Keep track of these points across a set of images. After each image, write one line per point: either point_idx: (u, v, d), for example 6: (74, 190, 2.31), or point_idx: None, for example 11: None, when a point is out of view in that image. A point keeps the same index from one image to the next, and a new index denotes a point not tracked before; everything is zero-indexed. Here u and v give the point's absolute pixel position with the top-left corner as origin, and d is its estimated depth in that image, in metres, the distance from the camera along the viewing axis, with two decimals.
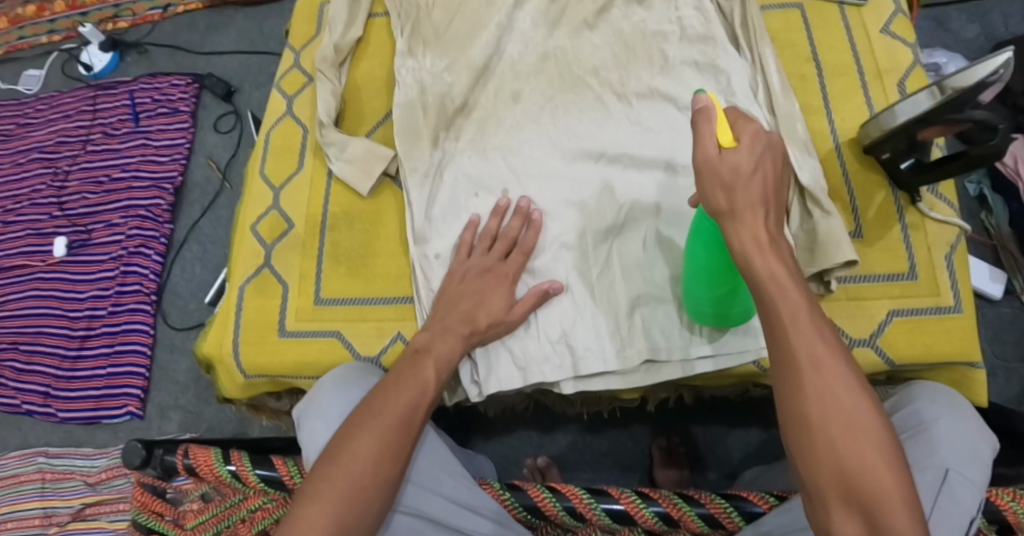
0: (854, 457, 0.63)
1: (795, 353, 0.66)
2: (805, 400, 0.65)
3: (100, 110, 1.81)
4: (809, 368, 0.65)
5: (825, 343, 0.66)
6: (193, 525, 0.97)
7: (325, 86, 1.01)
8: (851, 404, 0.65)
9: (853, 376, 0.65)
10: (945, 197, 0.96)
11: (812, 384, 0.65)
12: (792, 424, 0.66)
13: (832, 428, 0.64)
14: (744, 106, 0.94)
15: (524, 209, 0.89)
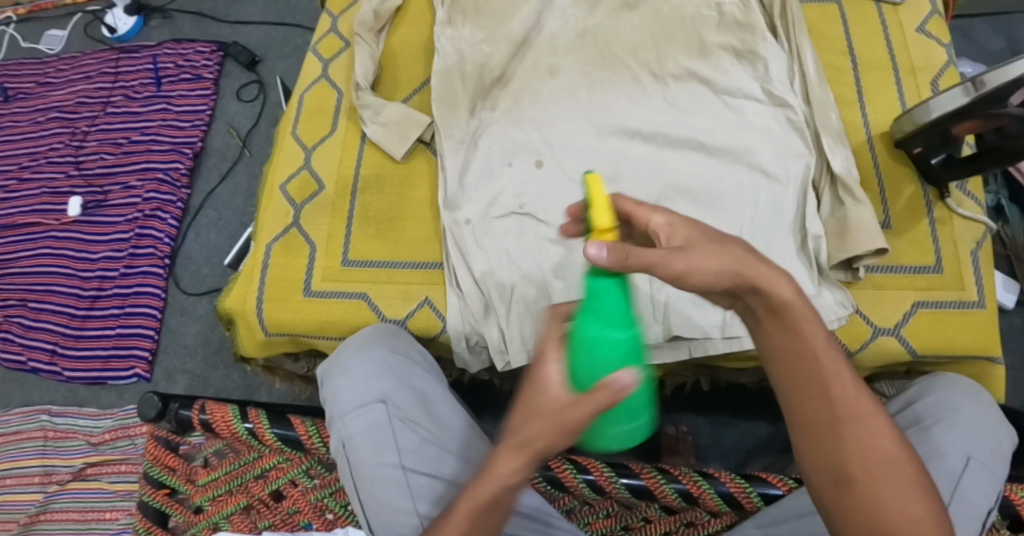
0: (891, 513, 0.59)
1: (833, 405, 0.62)
2: (848, 452, 0.62)
3: (122, 73, 1.81)
4: (846, 421, 0.62)
5: (855, 394, 0.62)
6: (204, 481, 0.97)
7: (363, 50, 1.01)
8: (891, 453, 0.61)
9: (894, 429, 0.62)
10: (974, 195, 0.96)
11: (849, 436, 0.62)
12: (831, 483, 0.62)
13: (880, 483, 0.60)
14: (781, 94, 0.94)
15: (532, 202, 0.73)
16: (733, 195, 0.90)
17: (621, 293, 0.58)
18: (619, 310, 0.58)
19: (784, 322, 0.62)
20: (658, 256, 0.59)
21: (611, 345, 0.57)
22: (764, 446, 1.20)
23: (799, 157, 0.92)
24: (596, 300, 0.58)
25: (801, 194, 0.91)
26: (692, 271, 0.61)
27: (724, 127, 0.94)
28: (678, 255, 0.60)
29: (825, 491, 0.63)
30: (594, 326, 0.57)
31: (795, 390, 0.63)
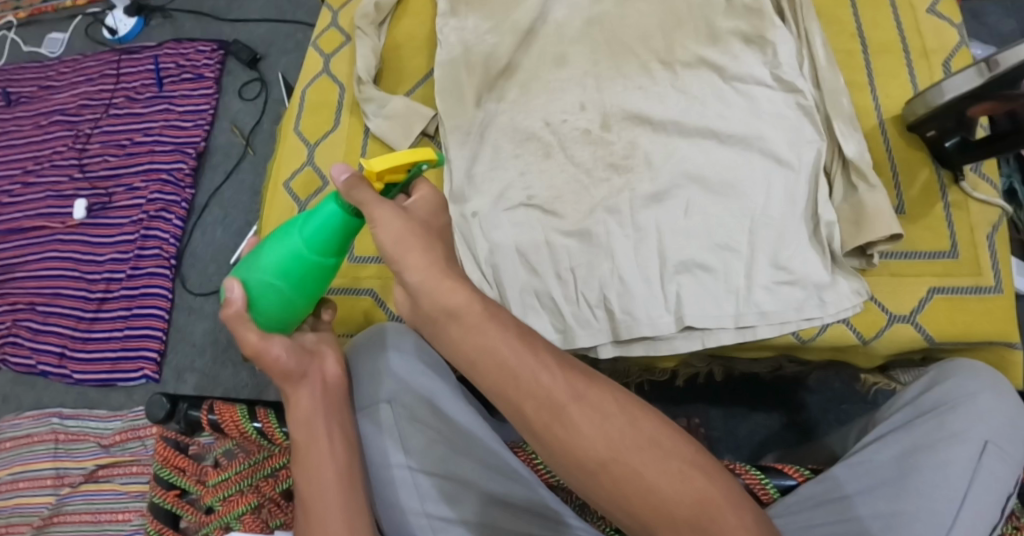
0: (648, 473, 0.60)
1: (537, 394, 0.64)
2: (584, 442, 0.61)
3: (124, 74, 1.80)
4: (546, 403, 0.63)
5: (546, 369, 0.65)
6: (215, 482, 0.96)
7: (364, 43, 1.00)
8: (625, 427, 0.62)
9: (616, 404, 0.63)
10: (989, 177, 0.94)
11: (569, 412, 0.63)
12: (589, 475, 0.61)
13: (629, 456, 0.60)
14: (792, 80, 0.92)
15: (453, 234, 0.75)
16: (746, 183, 0.88)
17: (332, 223, 0.73)
18: (331, 239, 0.74)
19: (464, 323, 0.67)
20: (369, 198, 0.69)
21: (300, 255, 0.74)
22: (776, 435, 1.20)
23: (811, 143, 0.90)
24: (315, 219, 0.73)
25: (814, 180, 0.89)
26: (380, 223, 0.69)
27: (735, 114, 0.92)
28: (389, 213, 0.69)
29: (578, 477, 0.62)
30: (301, 240, 0.74)
31: (505, 389, 0.65)
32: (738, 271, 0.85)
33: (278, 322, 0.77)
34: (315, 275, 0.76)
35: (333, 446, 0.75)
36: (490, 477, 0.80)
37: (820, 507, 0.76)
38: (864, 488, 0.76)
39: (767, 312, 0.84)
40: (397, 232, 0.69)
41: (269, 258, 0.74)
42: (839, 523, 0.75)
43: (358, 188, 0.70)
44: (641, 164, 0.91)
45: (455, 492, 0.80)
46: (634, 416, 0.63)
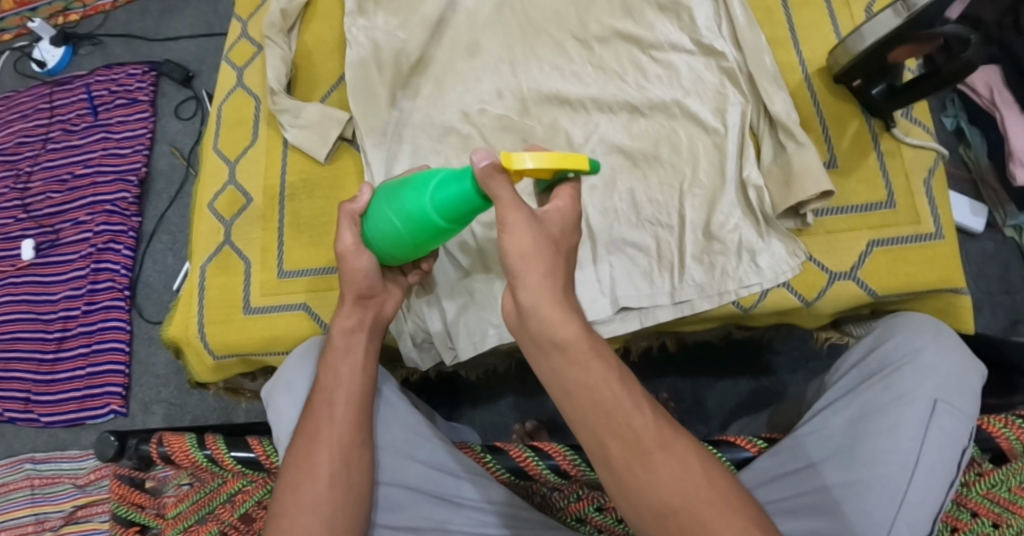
0: (718, 528, 0.58)
1: (620, 420, 0.60)
2: (656, 487, 0.59)
3: (57, 107, 1.75)
4: (632, 437, 0.60)
5: (636, 409, 0.61)
6: (173, 513, 0.93)
7: (274, 53, 0.97)
8: (697, 475, 0.60)
9: (689, 450, 0.61)
10: (921, 122, 0.93)
11: (647, 448, 0.59)
12: (653, 520, 0.59)
13: (696, 505, 0.59)
14: (710, 42, 0.90)
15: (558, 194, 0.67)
16: (668, 152, 0.87)
17: (462, 197, 0.66)
18: (457, 213, 0.68)
19: (570, 356, 0.61)
20: (503, 199, 0.63)
21: (427, 215, 0.70)
22: (745, 401, 1.20)
23: (735, 105, 0.88)
24: (450, 186, 0.67)
25: (739, 143, 0.87)
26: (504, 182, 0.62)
27: (654, 85, 0.90)
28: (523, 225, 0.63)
29: (640, 518, 0.60)
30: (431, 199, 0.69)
31: (587, 414, 0.61)
32: (670, 246, 0.85)
33: (387, 254, 0.77)
34: (434, 233, 0.72)
35: (360, 386, 0.76)
36: (444, 480, 0.79)
37: (777, 481, 0.77)
38: (817, 459, 0.76)
39: (702, 284, 0.84)
40: (526, 246, 0.62)
41: (401, 200, 0.71)
42: (791, 499, 0.75)
43: (496, 180, 0.63)
44: (564, 149, 0.90)
45: (403, 501, 0.78)
46: (712, 471, 0.60)
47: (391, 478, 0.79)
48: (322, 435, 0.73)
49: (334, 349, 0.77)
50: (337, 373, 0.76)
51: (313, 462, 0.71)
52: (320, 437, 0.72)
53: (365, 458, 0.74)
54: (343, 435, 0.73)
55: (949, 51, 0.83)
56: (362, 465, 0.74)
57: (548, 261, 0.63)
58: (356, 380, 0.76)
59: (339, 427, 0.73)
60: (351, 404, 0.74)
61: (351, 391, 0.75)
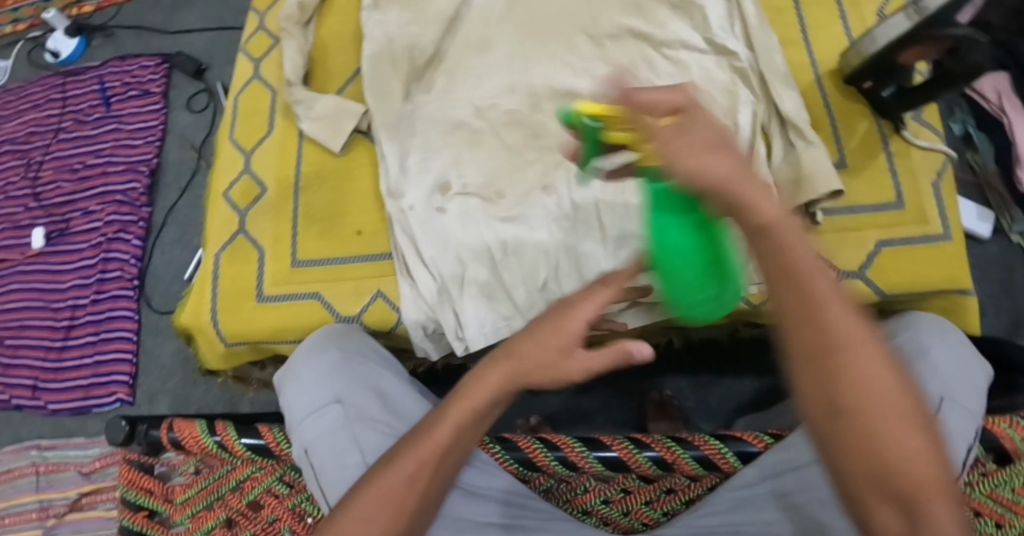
0: (895, 442, 0.48)
1: (829, 326, 0.48)
2: (839, 382, 0.48)
3: (70, 98, 1.76)
4: (839, 347, 0.48)
5: (833, 294, 0.49)
6: (182, 499, 0.95)
7: (290, 44, 0.98)
8: (889, 384, 0.48)
9: (887, 351, 0.49)
10: (930, 123, 0.94)
11: (852, 367, 0.48)
12: (821, 415, 0.49)
13: (879, 415, 0.48)
14: (722, 41, 0.91)
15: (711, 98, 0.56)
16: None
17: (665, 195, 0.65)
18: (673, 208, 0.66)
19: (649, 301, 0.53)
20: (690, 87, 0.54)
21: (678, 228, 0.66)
22: (750, 401, 1.21)
23: (746, 104, 0.89)
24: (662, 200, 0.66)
25: (749, 141, 0.88)
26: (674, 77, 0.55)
27: (665, 82, 0.91)
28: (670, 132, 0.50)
29: (810, 408, 0.50)
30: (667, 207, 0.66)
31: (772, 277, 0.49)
32: None
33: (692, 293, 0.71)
34: (686, 237, 0.66)
35: None
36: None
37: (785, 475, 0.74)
38: None
39: None
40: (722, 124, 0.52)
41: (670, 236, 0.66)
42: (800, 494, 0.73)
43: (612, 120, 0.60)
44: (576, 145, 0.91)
45: None
46: (903, 377, 0.49)
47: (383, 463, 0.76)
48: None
49: None
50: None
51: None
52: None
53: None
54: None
55: (957, 53, 0.84)
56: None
57: (745, 144, 0.52)
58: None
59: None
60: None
61: None
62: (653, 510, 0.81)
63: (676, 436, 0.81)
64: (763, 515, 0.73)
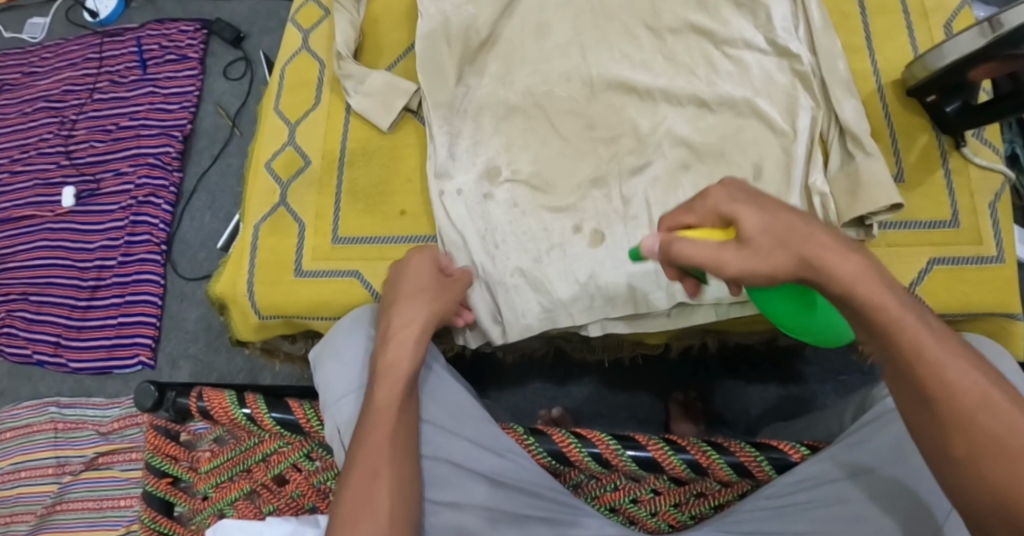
0: (1006, 481, 0.56)
1: (928, 384, 0.59)
2: (948, 430, 0.58)
3: (106, 58, 1.76)
4: (940, 398, 0.59)
5: (948, 354, 0.59)
6: (206, 470, 0.94)
7: (342, 17, 0.96)
8: (1004, 425, 0.57)
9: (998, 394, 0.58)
10: (991, 142, 0.94)
11: (962, 414, 0.58)
12: (934, 458, 0.60)
13: (983, 459, 0.57)
14: (786, 43, 0.89)
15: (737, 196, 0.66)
16: (734, 149, 0.87)
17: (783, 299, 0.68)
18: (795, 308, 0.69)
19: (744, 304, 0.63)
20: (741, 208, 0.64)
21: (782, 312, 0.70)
22: (774, 409, 1.20)
23: (805, 109, 0.88)
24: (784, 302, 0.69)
25: (804, 148, 0.87)
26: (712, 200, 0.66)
27: (724, 81, 0.90)
28: (734, 249, 0.63)
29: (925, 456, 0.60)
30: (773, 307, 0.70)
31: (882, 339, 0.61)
32: None
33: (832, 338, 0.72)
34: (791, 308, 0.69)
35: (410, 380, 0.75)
36: (483, 457, 0.79)
37: (821, 489, 0.74)
38: (861, 471, 0.74)
39: None
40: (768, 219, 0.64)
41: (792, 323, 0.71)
42: (826, 509, 0.73)
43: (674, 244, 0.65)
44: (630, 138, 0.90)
45: (448, 476, 0.78)
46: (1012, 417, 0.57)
47: (433, 451, 0.79)
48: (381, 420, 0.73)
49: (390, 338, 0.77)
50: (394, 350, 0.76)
51: (374, 443, 0.71)
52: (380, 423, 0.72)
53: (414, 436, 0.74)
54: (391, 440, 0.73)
55: None
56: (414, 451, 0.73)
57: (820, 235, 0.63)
58: (409, 363, 0.75)
59: (386, 409, 0.73)
60: (397, 387, 0.74)
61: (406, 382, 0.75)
62: (681, 513, 0.80)
63: (711, 440, 0.78)
64: (793, 526, 0.73)
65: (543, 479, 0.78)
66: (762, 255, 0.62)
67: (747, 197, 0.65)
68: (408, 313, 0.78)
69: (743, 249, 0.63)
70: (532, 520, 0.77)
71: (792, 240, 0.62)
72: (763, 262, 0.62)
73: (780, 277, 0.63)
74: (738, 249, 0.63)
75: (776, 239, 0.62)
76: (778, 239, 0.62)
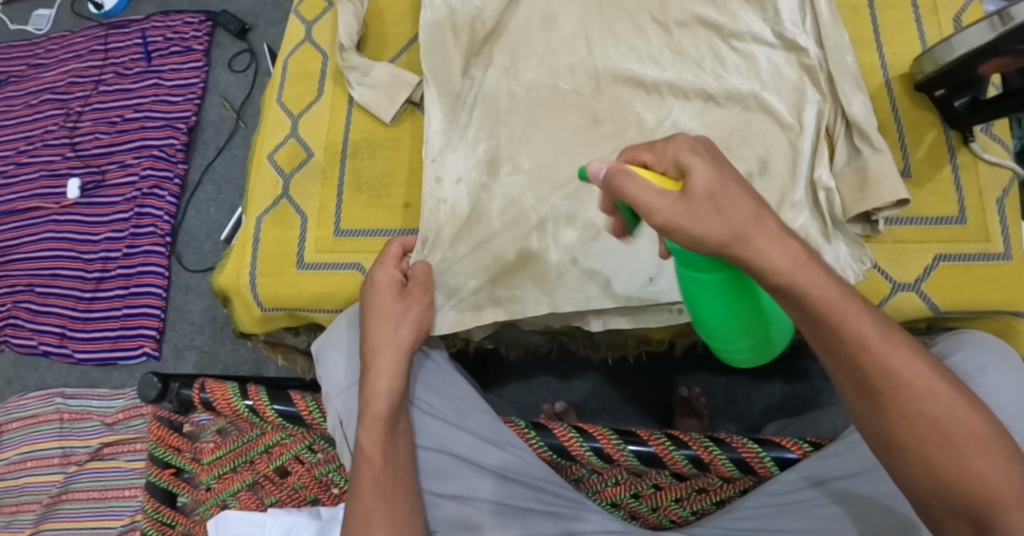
0: (947, 465, 0.58)
1: (872, 375, 0.59)
2: (891, 419, 0.59)
3: (112, 50, 1.76)
4: (886, 388, 0.59)
5: (890, 343, 0.60)
6: (210, 460, 0.94)
7: (346, 8, 0.96)
8: (945, 410, 0.59)
9: (937, 377, 0.59)
10: (1000, 138, 0.92)
11: (904, 402, 0.59)
12: (879, 447, 0.61)
13: (930, 446, 0.58)
14: (793, 37, 0.88)
15: (702, 149, 0.63)
16: (740, 143, 0.87)
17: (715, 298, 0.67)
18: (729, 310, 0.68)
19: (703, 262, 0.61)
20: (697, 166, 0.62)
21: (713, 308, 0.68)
22: (779, 405, 1.20)
23: (812, 103, 0.88)
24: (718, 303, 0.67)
25: (811, 144, 0.87)
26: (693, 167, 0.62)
27: (731, 75, 0.89)
28: (673, 199, 0.62)
29: (871, 444, 0.61)
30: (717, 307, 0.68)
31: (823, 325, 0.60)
32: None
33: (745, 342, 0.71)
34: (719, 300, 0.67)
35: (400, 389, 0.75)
36: (485, 450, 0.79)
37: (822, 487, 0.74)
38: (865, 469, 0.73)
39: None
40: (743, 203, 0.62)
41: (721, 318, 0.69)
42: (828, 507, 0.73)
43: (621, 178, 0.63)
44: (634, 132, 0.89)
45: (450, 468, 0.78)
46: (949, 396, 0.59)
47: (433, 444, 0.79)
48: (363, 471, 0.72)
49: (378, 349, 0.77)
50: (368, 389, 0.75)
51: (362, 493, 0.72)
52: (362, 472, 0.72)
53: (400, 475, 0.74)
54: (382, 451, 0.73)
55: None
56: (405, 490, 0.73)
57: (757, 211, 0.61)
58: (381, 404, 0.74)
59: (368, 454, 0.73)
60: (373, 428, 0.73)
61: (395, 393, 0.75)
62: (683, 508, 0.79)
63: (714, 436, 0.78)
64: (796, 523, 0.73)
65: (544, 472, 0.78)
66: (697, 214, 0.61)
67: (710, 157, 0.63)
68: (377, 345, 0.77)
69: (680, 203, 0.61)
70: (536, 514, 0.76)
71: (729, 211, 0.61)
72: (695, 223, 0.61)
73: (710, 245, 0.61)
74: (675, 201, 0.62)
75: (714, 204, 0.61)
76: (717, 206, 0.61)
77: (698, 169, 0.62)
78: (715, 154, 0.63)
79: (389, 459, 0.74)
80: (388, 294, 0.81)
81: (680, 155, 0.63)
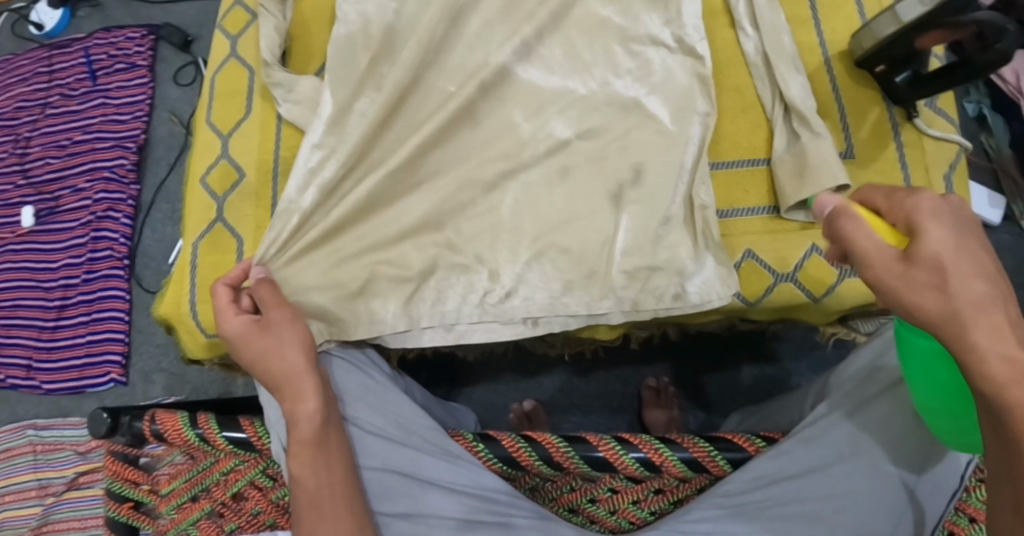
0: None
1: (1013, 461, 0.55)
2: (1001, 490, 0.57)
3: (56, 71, 1.72)
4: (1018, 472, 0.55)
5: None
6: (167, 491, 0.92)
7: (267, 22, 0.94)
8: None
9: None
10: (945, 112, 0.91)
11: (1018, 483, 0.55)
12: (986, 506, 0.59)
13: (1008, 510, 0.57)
14: (691, 44, 0.92)
15: (943, 214, 0.58)
16: (617, 151, 0.90)
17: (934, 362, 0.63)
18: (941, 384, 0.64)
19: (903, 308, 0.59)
20: (930, 220, 0.58)
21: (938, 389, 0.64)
22: (749, 389, 1.19)
23: (698, 116, 0.90)
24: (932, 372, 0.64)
25: (692, 155, 0.89)
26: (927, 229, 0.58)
27: (618, 80, 0.93)
28: (894, 255, 0.59)
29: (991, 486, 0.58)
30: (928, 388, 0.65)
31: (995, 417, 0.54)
32: (671, 241, 0.86)
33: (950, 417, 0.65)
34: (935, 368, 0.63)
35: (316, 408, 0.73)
36: (430, 464, 0.77)
37: (775, 486, 0.72)
38: (815, 466, 0.72)
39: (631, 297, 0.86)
40: (946, 256, 0.57)
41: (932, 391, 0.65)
42: (789, 506, 0.71)
43: (848, 217, 0.62)
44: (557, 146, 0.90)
45: (396, 487, 0.76)
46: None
47: (376, 463, 0.77)
48: (308, 487, 0.71)
49: (281, 381, 0.75)
50: (292, 415, 0.73)
51: (307, 512, 0.70)
52: (305, 491, 0.71)
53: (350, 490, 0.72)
54: (314, 473, 0.71)
55: (982, 41, 0.79)
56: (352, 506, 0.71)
57: (973, 264, 0.57)
58: (311, 425, 0.73)
59: (305, 475, 0.71)
60: (309, 449, 0.72)
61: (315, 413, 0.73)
62: (641, 510, 0.78)
63: (663, 437, 0.77)
64: (752, 525, 0.70)
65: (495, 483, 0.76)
66: (916, 281, 0.58)
67: (949, 220, 0.58)
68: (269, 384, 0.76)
69: (903, 263, 0.58)
70: (486, 525, 0.73)
71: (955, 280, 0.56)
72: (913, 289, 0.58)
73: (921, 315, 0.58)
74: (898, 256, 0.59)
75: (939, 273, 0.57)
76: (944, 271, 0.57)
77: (929, 223, 0.58)
78: (956, 219, 0.58)
79: (333, 471, 0.72)
80: (247, 336, 0.77)
81: (913, 213, 0.59)
